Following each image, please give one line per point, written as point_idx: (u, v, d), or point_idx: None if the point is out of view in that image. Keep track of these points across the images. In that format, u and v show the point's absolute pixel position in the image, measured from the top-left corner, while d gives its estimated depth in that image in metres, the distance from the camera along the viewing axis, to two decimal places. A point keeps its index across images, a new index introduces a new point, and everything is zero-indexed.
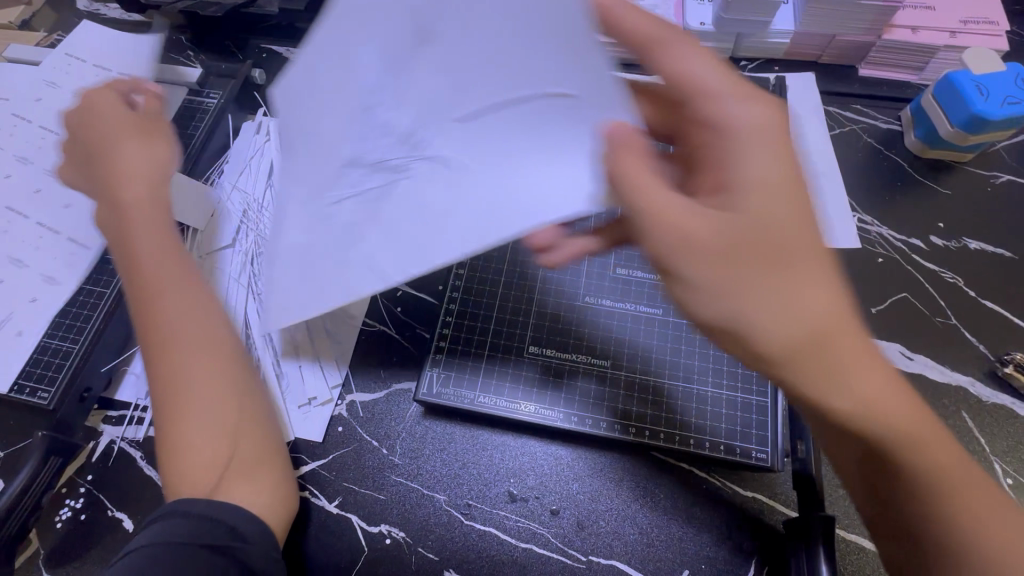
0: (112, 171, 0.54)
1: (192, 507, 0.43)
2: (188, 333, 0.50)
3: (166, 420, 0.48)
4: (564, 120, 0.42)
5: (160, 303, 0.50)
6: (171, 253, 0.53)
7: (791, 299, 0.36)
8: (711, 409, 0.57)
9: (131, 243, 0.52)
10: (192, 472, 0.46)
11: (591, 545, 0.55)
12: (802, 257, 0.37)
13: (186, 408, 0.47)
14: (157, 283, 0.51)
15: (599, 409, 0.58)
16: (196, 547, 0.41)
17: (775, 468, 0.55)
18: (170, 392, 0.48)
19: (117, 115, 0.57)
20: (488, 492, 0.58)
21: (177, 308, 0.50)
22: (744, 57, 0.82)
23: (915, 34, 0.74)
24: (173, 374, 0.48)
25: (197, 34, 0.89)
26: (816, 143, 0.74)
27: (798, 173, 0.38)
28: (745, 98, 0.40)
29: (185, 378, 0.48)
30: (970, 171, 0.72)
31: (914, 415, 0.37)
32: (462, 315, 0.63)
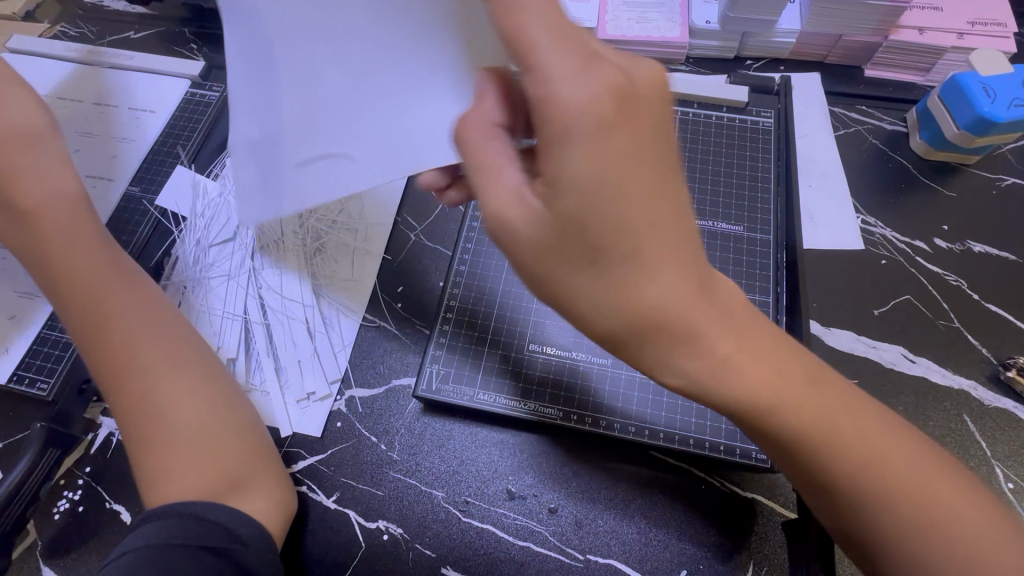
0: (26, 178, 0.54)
1: (187, 507, 0.44)
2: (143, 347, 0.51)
3: (141, 440, 0.48)
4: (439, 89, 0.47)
5: (112, 321, 0.51)
6: (112, 268, 0.54)
7: (634, 294, 0.34)
8: (712, 409, 0.57)
9: (69, 264, 0.52)
10: (179, 476, 0.47)
11: (589, 544, 0.55)
12: (636, 248, 0.33)
13: (164, 421, 0.48)
14: (104, 301, 0.52)
15: (505, 396, 0.59)
16: (194, 549, 0.42)
17: (775, 470, 0.55)
18: (136, 409, 0.48)
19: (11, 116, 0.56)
20: (486, 489, 0.58)
21: (131, 326, 0.51)
22: (749, 57, 0.82)
23: (923, 35, 0.74)
24: (142, 391, 0.49)
25: (201, 26, 0.89)
26: (820, 144, 0.74)
27: (634, 152, 0.32)
28: (579, 52, 0.31)
29: (157, 392, 0.49)
30: (976, 174, 0.71)
31: (843, 419, 0.37)
32: (461, 312, 0.63)
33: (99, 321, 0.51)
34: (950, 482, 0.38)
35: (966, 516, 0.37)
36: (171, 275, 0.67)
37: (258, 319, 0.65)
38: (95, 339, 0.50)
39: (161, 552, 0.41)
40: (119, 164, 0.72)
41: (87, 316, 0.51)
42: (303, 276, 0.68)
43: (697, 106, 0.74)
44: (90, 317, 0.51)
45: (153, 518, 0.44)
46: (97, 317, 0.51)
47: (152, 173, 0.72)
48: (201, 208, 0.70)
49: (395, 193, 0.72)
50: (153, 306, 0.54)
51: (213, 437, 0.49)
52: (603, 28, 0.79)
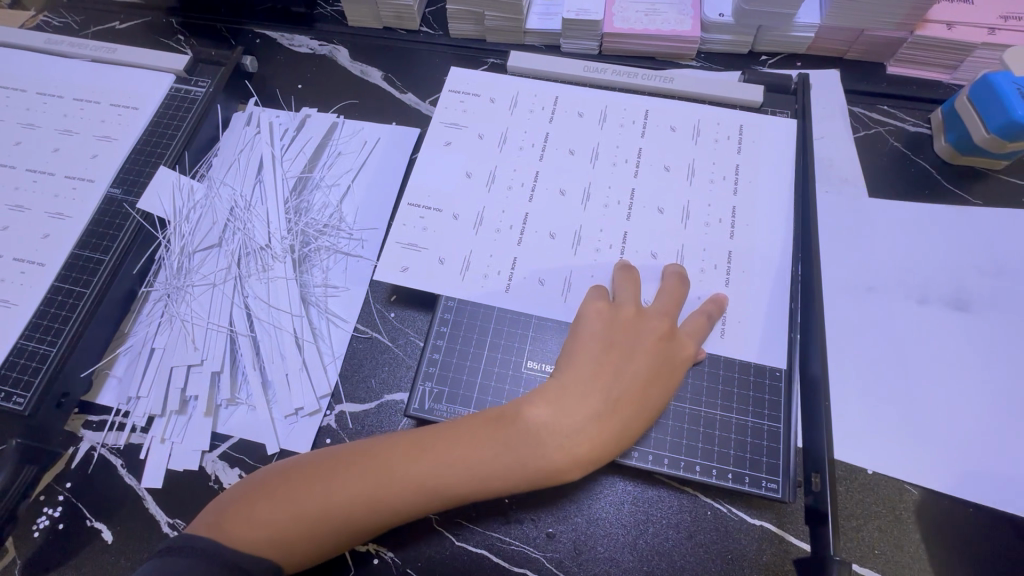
0: (609, 433, 0.49)
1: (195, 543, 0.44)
2: (427, 487, 0.47)
3: (287, 505, 0.47)
4: (765, 220, 0.60)
5: (494, 471, 0.48)
6: (531, 468, 0.48)
7: None
8: (719, 434, 0.53)
9: (566, 422, 0.48)
10: (247, 526, 0.46)
11: (587, 572, 0.53)
12: None
13: (304, 529, 0.46)
14: (518, 461, 0.48)
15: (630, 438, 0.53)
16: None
17: (786, 500, 0.51)
18: (326, 514, 0.46)
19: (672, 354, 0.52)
20: (482, 512, 0.55)
21: (416, 499, 0.47)
22: (765, 52, 0.77)
23: (951, 30, 0.69)
24: (330, 506, 0.47)
25: (189, 18, 0.85)
26: (839, 147, 0.70)
27: None
28: None
29: (333, 524, 0.47)
30: (1002, 180, 0.68)
31: None
32: (457, 326, 0.59)
33: (466, 455, 0.48)
34: None
35: None
36: (155, 282, 0.66)
37: (243, 331, 0.62)
38: (477, 478, 0.48)
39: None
40: (101, 165, 0.68)
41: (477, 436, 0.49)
42: (292, 284, 0.64)
43: (705, 105, 0.67)
44: (474, 448, 0.48)
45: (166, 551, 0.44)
46: (480, 464, 0.48)
47: (133, 174, 0.68)
48: (186, 212, 0.67)
49: (390, 198, 0.70)
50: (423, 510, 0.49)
51: (301, 541, 0.46)
52: (610, 20, 0.75)
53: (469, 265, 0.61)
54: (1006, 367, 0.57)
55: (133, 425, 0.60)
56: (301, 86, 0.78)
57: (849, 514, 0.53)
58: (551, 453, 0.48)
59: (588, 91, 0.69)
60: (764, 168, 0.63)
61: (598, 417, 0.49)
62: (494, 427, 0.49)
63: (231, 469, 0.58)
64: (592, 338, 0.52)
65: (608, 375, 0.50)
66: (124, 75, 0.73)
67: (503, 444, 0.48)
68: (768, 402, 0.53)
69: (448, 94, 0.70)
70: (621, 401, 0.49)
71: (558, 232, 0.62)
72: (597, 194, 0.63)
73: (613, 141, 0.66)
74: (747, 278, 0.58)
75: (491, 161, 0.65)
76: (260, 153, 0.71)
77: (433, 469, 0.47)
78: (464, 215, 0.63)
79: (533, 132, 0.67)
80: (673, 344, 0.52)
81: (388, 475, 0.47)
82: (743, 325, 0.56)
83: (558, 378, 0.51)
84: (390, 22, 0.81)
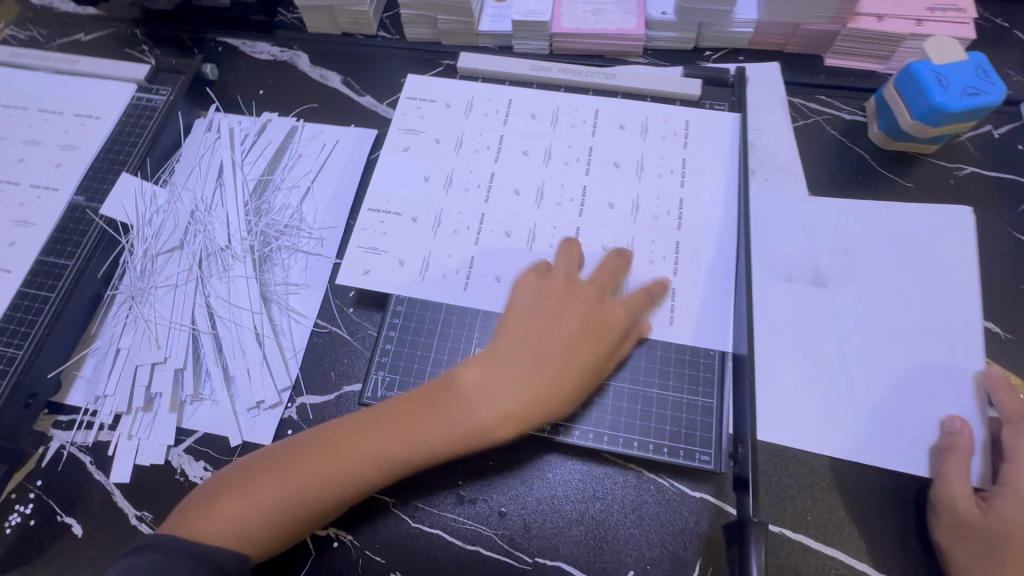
0: (547, 389, 0.51)
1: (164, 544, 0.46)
2: (381, 457, 0.50)
3: (245, 497, 0.49)
4: (710, 210, 0.63)
5: (438, 431, 0.50)
6: (475, 425, 0.51)
7: None
8: (656, 410, 0.56)
9: (504, 380, 0.51)
10: (208, 522, 0.48)
11: (537, 546, 0.55)
12: None
13: (265, 514, 0.48)
14: (461, 419, 0.51)
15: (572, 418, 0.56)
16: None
17: (718, 470, 0.54)
18: (283, 496, 0.49)
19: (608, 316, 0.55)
20: (436, 494, 0.58)
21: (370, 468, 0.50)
22: (709, 47, 0.80)
23: (880, 23, 0.72)
24: (286, 489, 0.49)
25: (153, 27, 0.87)
26: (778, 136, 0.73)
27: None
28: None
29: (293, 505, 0.49)
30: (932, 163, 0.71)
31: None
32: (409, 316, 0.62)
33: (412, 421, 0.51)
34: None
35: None
36: (120, 284, 0.68)
37: (206, 329, 0.64)
38: (424, 439, 0.50)
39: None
40: (65, 173, 0.70)
41: (421, 404, 0.52)
42: (252, 282, 0.66)
43: (651, 101, 0.70)
44: (419, 415, 0.51)
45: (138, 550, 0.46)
46: (426, 427, 0.50)
47: (97, 181, 0.70)
48: (148, 217, 0.69)
49: (348, 198, 0.72)
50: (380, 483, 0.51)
51: (263, 527, 0.48)
52: (559, 21, 0.78)
53: (429, 265, 0.62)
54: (934, 339, 0.59)
55: (100, 424, 0.62)
56: (262, 91, 0.80)
57: (784, 484, 0.55)
58: (490, 408, 0.51)
59: (541, 94, 0.71)
60: (711, 162, 0.65)
61: (533, 372, 0.52)
62: (433, 394, 0.52)
63: (197, 461, 0.60)
64: (524, 307, 0.55)
65: (540, 336, 0.53)
66: (88, 85, 0.76)
67: (445, 406, 0.51)
68: (702, 379, 0.56)
69: (405, 100, 0.71)
70: (555, 358, 0.52)
71: (513, 231, 0.64)
72: (551, 192, 0.65)
73: (566, 141, 0.68)
74: (695, 267, 0.60)
75: (448, 164, 0.67)
76: (222, 159, 0.74)
77: (381, 438, 0.50)
78: (423, 218, 0.65)
79: (488, 135, 0.69)
80: (607, 308, 0.55)
81: (340, 450, 0.50)
82: (690, 312, 0.57)
83: (493, 345, 0.54)
84: (348, 27, 0.84)
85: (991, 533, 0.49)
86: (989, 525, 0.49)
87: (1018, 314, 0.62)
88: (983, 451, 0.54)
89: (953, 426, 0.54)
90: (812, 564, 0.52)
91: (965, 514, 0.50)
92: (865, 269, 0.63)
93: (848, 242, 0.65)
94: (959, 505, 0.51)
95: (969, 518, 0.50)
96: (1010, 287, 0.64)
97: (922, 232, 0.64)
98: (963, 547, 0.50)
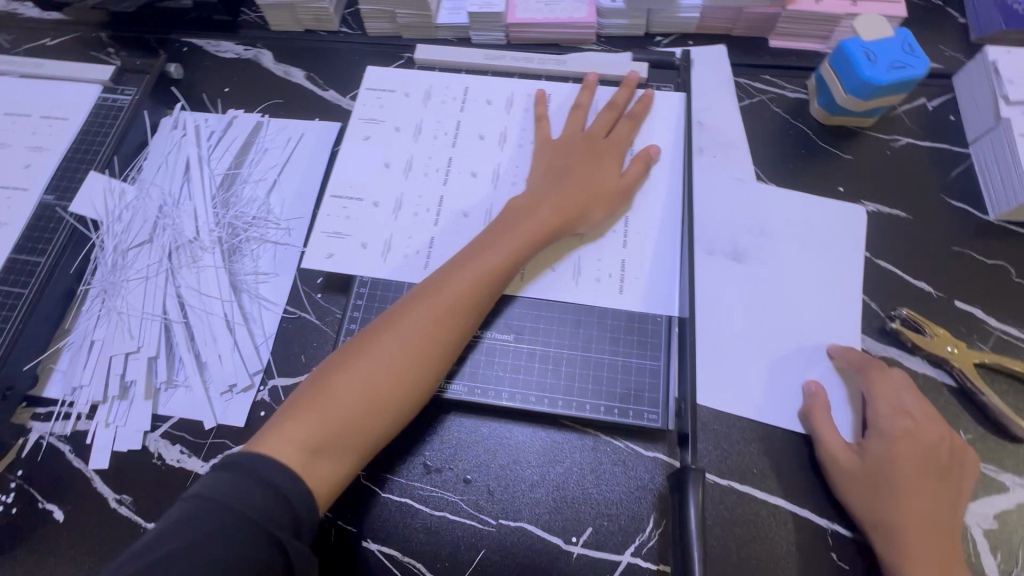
0: (581, 195, 0.62)
1: (240, 464, 0.45)
2: (468, 278, 0.57)
3: (347, 363, 0.52)
4: (660, 185, 0.66)
5: (504, 237, 0.59)
6: (534, 224, 0.60)
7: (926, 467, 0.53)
8: (609, 372, 0.59)
9: (544, 197, 0.62)
10: (321, 396, 0.51)
11: (500, 509, 0.58)
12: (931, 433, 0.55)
13: (373, 366, 0.52)
14: (517, 224, 0.60)
15: (528, 385, 0.59)
16: (259, 533, 0.41)
17: (666, 427, 0.57)
18: (380, 344, 0.53)
19: (603, 145, 0.66)
20: (404, 465, 0.60)
21: (457, 288, 0.56)
22: (659, 33, 0.83)
23: (818, 4, 0.75)
24: (388, 337, 0.54)
25: (118, 30, 0.89)
26: (724, 115, 0.76)
27: None
28: None
29: (399, 346, 0.53)
30: (870, 135, 0.75)
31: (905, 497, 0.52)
32: (372, 297, 0.65)
33: (477, 246, 0.60)
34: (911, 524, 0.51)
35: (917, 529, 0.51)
36: (92, 279, 0.70)
37: (178, 317, 0.67)
38: (496, 247, 0.59)
39: (231, 526, 0.41)
40: (34, 174, 0.72)
41: (482, 238, 0.61)
42: (221, 272, 0.69)
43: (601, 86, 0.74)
44: (483, 244, 0.60)
45: (209, 478, 0.44)
46: (492, 239, 0.60)
47: (66, 180, 0.72)
48: (117, 213, 0.71)
49: (315, 186, 0.75)
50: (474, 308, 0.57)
51: (376, 375, 0.52)
52: (513, 12, 0.80)
53: (391, 246, 0.65)
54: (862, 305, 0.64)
55: (78, 413, 0.64)
56: (228, 89, 0.82)
57: (733, 439, 0.59)
58: (541, 209, 0.61)
59: (496, 81, 0.74)
60: (657, 142, 0.69)
61: (561, 183, 0.63)
62: (489, 233, 0.61)
63: (173, 445, 0.62)
64: (538, 162, 0.67)
65: (561, 171, 0.64)
66: (54, 87, 0.77)
67: (501, 226, 0.61)
68: (649, 343, 0.60)
69: (366, 91, 0.74)
70: (575, 174, 0.64)
71: (471, 211, 0.67)
72: (507, 174, 0.69)
73: (519, 126, 0.71)
74: (644, 239, 0.63)
75: (408, 150, 0.70)
76: (188, 155, 0.76)
77: (457, 265, 0.58)
78: (384, 203, 0.68)
79: (446, 121, 0.72)
80: (597, 140, 0.67)
81: (424, 302, 0.55)
82: (640, 281, 0.61)
83: (530, 189, 0.64)
84: (310, 24, 0.86)
85: (874, 474, 0.53)
86: (867, 468, 0.54)
87: (948, 273, 0.66)
88: (841, 402, 0.59)
89: (810, 390, 0.59)
90: (756, 513, 0.56)
91: (846, 463, 0.54)
92: (801, 241, 0.68)
93: (787, 214, 0.69)
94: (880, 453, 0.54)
95: (849, 467, 0.54)
96: (941, 249, 0.68)
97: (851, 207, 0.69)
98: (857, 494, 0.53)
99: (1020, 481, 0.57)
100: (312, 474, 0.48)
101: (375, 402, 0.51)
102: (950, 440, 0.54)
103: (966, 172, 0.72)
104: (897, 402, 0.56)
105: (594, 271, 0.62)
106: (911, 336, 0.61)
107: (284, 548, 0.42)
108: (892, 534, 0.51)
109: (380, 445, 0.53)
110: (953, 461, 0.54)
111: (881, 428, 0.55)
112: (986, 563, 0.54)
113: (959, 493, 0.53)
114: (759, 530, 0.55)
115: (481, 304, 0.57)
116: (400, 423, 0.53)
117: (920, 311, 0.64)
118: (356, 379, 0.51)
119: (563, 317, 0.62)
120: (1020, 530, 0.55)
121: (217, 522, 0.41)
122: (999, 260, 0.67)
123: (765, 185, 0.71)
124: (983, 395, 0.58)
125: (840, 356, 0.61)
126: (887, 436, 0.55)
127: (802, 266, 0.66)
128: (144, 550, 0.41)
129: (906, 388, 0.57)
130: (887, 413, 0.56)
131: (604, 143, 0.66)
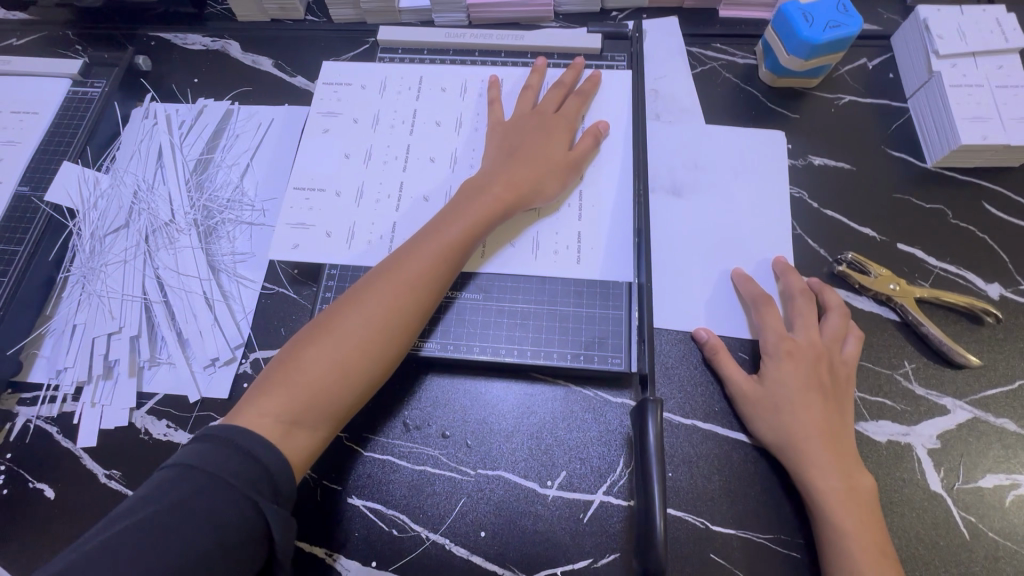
0: (533, 172, 0.65)
1: (215, 433, 0.47)
2: (423, 250, 0.60)
3: (315, 338, 0.54)
4: (614, 155, 0.70)
5: (462, 212, 0.62)
6: (491, 198, 0.63)
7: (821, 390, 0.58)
8: (575, 325, 0.64)
9: (501, 172, 0.65)
10: (290, 369, 0.53)
11: (477, 460, 0.61)
12: (825, 359, 0.60)
13: (340, 337, 0.54)
14: (475, 198, 0.63)
15: (499, 339, 0.64)
16: (240, 497, 0.44)
17: (629, 369, 0.62)
18: (345, 317, 0.55)
19: (553, 121, 0.69)
20: (386, 425, 0.63)
21: (417, 259, 0.59)
22: (615, 8, 0.87)
23: None
24: (352, 310, 0.56)
25: (84, 27, 0.90)
26: (678, 83, 0.80)
27: None
28: None
29: (365, 318, 0.55)
30: (815, 96, 0.79)
31: (806, 418, 0.57)
32: (344, 277, 0.67)
33: (435, 222, 0.63)
34: (812, 440, 0.56)
35: (819, 444, 0.55)
36: (72, 266, 0.71)
37: (157, 297, 0.69)
38: (457, 221, 0.62)
39: (213, 491, 0.44)
40: (8, 167, 0.74)
41: (440, 214, 0.63)
42: (199, 252, 0.71)
43: (558, 59, 0.78)
44: (441, 220, 0.62)
45: (195, 441, 0.47)
46: (450, 214, 0.63)
47: (41, 172, 0.74)
48: (93, 201, 0.73)
49: (284, 170, 0.77)
50: (436, 277, 0.59)
51: (343, 347, 0.54)
52: None
53: (355, 234, 0.68)
54: (809, 253, 0.69)
55: (64, 396, 0.66)
56: (196, 79, 0.84)
57: (692, 380, 0.63)
58: (495, 183, 0.64)
59: (450, 67, 0.77)
60: (613, 112, 0.73)
61: (518, 159, 0.66)
62: (449, 209, 0.63)
63: (159, 420, 0.64)
64: (495, 142, 0.69)
65: (517, 147, 0.67)
66: (24, 84, 0.79)
67: (460, 202, 0.64)
68: (611, 295, 0.64)
69: (323, 86, 0.76)
70: (530, 150, 0.67)
71: (430, 196, 0.70)
72: (464, 157, 0.72)
73: (473, 111, 0.74)
74: (598, 211, 0.67)
75: (366, 140, 0.73)
76: (159, 142, 0.77)
77: (417, 240, 0.61)
78: (346, 192, 0.70)
79: (402, 110, 0.75)
80: (548, 118, 0.69)
81: (389, 276, 0.58)
82: (596, 251, 0.65)
83: (489, 166, 0.67)
84: (276, 13, 0.87)
85: (772, 396, 0.58)
86: (763, 391, 0.59)
87: (891, 219, 0.70)
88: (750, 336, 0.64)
89: (702, 338, 0.63)
90: (717, 447, 0.60)
91: (751, 392, 0.59)
92: (753, 196, 0.71)
93: (740, 171, 0.73)
94: (790, 381, 0.58)
95: (750, 392, 0.59)
96: (884, 197, 0.72)
97: (794, 163, 0.74)
98: (764, 418, 0.58)
99: (959, 403, 0.61)
100: (290, 445, 0.50)
101: (345, 376, 0.53)
102: (830, 356, 0.60)
103: (906, 124, 0.76)
104: (782, 327, 0.61)
105: (552, 245, 0.66)
106: (856, 277, 0.65)
107: (262, 511, 0.45)
108: (794, 446, 0.56)
109: (351, 413, 0.55)
110: (834, 373, 0.59)
111: (769, 353, 0.61)
112: (930, 479, 0.58)
113: (845, 403, 0.59)
114: (720, 463, 0.59)
115: (444, 273, 0.60)
116: (371, 390, 0.56)
117: (865, 254, 0.68)
118: (326, 353, 0.53)
119: (530, 280, 0.66)
120: (961, 447, 0.59)
121: (199, 484, 0.44)
122: (938, 204, 0.71)
123: (719, 146, 0.74)
124: (923, 326, 0.63)
125: (746, 285, 0.65)
126: (775, 359, 0.60)
127: (755, 219, 0.70)
128: (130, 509, 0.43)
129: (796, 315, 0.62)
130: (773, 336, 0.61)
131: (556, 120, 0.69)
